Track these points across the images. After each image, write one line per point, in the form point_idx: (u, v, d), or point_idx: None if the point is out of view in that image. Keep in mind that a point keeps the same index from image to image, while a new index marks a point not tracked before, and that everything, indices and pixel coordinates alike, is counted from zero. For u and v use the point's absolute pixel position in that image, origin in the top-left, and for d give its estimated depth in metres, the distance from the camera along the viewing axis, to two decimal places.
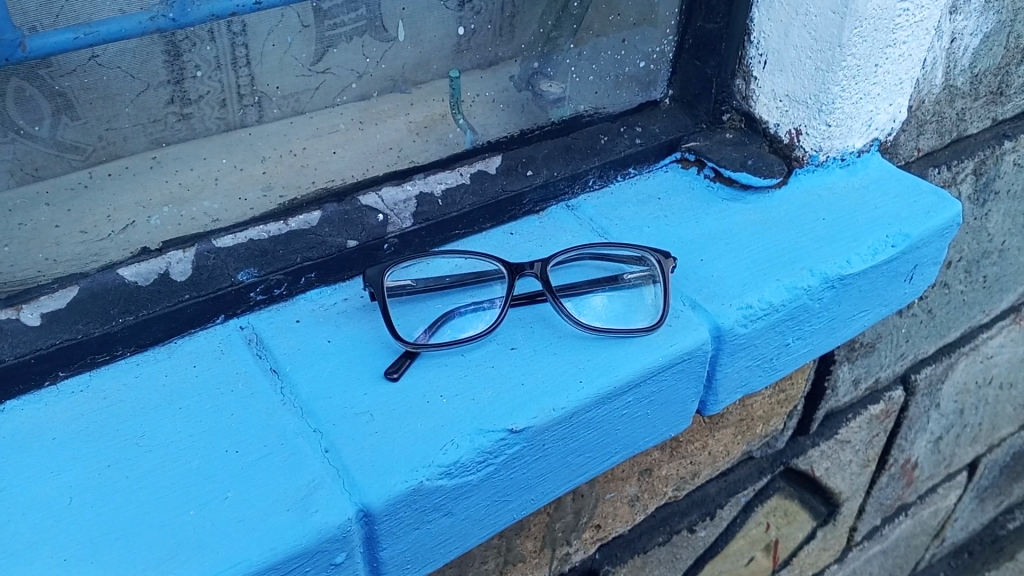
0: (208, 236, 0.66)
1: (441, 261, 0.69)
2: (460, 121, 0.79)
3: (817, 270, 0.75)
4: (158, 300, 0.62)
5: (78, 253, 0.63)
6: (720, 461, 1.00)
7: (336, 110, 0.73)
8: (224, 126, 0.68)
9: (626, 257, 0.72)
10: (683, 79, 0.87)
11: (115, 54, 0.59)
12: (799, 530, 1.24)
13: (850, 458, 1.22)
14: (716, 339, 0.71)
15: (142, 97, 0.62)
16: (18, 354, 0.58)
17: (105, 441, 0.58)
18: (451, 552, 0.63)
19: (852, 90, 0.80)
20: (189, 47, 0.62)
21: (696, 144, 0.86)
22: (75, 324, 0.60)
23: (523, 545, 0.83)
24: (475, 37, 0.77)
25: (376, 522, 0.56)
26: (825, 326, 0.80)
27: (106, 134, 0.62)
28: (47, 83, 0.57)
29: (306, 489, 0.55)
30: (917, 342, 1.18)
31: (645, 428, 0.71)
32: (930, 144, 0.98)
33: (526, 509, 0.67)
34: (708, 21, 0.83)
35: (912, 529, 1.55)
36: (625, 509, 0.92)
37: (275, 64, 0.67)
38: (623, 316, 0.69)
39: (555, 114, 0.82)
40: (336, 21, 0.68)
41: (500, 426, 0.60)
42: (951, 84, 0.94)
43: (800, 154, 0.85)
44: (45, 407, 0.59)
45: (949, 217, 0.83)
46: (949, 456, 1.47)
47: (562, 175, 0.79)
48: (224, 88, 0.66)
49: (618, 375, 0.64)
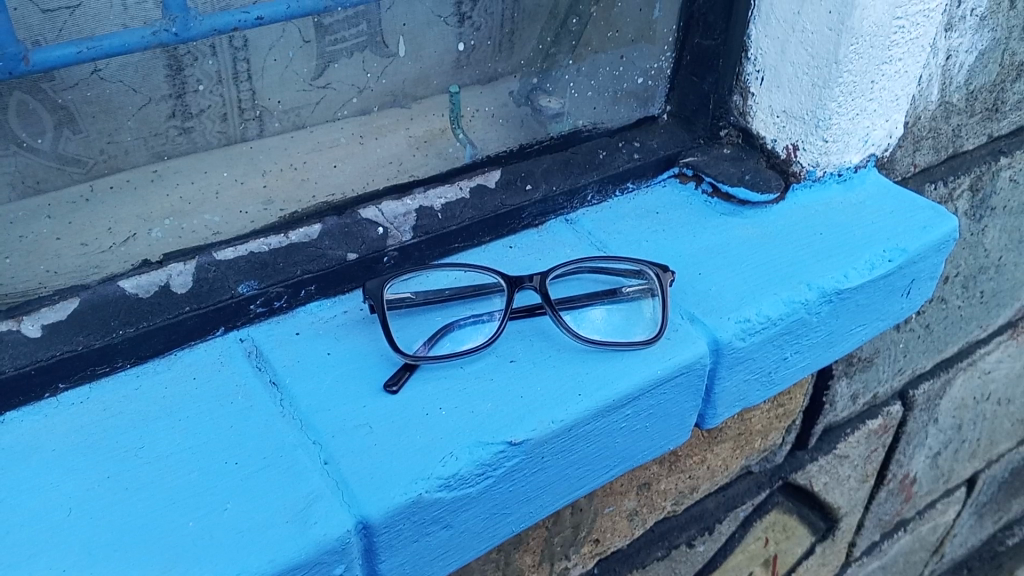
0: (210, 249, 0.67)
1: (440, 274, 0.70)
2: (460, 136, 0.79)
3: (814, 284, 0.75)
4: (158, 312, 0.63)
5: (79, 265, 0.63)
6: (718, 476, 1.00)
7: (337, 124, 0.73)
8: (224, 140, 0.68)
9: (625, 271, 0.72)
10: (681, 95, 0.88)
11: (118, 68, 0.59)
12: (798, 546, 1.24)
13: (848, 473, 1.22)
14: (715, 353, 0.71)
15: (144, 111, 0.62)
16: (20, 365, 0.58)
17: (106, 452, 0.58)
18: (449, 565, 0.63)
19: (849, 106, 0.81)
20: (191, 62, 0.62)
21: (693, 159, 0.87)
22: (76, 335, 0.60)
23: (521, 560, 0.83)
24: (475, 53, 0.77)
25: (375, 535, 0.56)
26: (823, 340, 0.81)
27: (108, 148, 0.62)
28: (51, 96, 0.58)
29: (305, 501, 0.55)
30: (914, 357, 1.18)
31: (644, 442, 0.71)
32: (927, 159, 0.98)
33: (525, 522, 0.67)
34: (705, 38, 0.84)
35: (910, 545, 1.55)
36: (623, 524, 0.92)
37: (276, 79, 0.67)
38: (621, 329, 0.69)
39: (554, 129, 0.83)
40: (337, 36, 0.68)
41: (499, 438, 0.60)
42: (947, 100, 0.94)
43: (798, 169, 0.85)
44: (45, 419, 0.59)
45: (946, 232, 0.83)
46: (948, 471, 1.47)
47: (560, 189, 0.80)
48: (225, 102, 0.66)
49: (617, 388, 0.65)
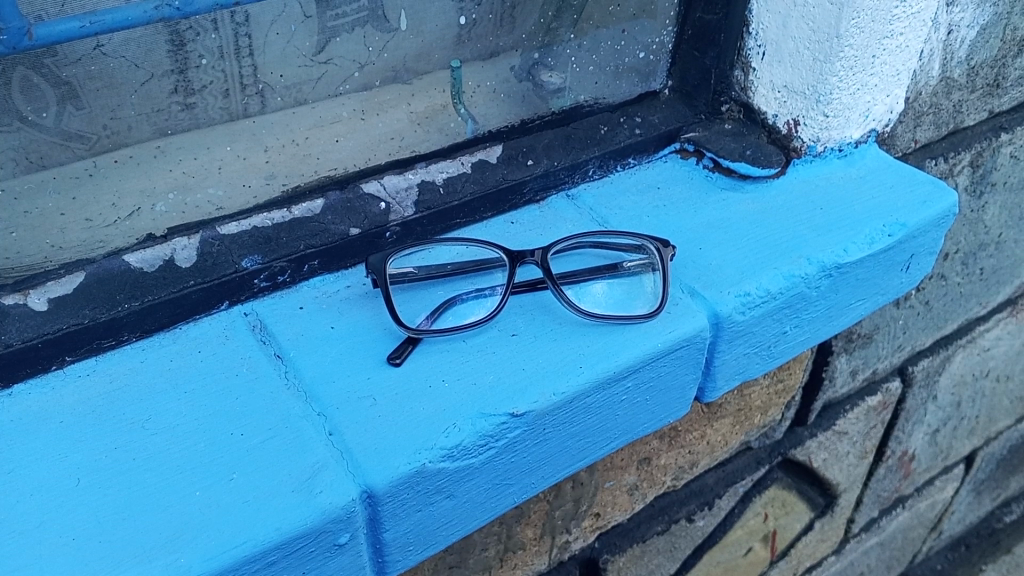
0: (213, 223, 0.67)
1: (443, 249, 0.70)
2: (462, 111, 0.79)
3: (814, 258, 0.76)
4: (164, 286, 0.63)
5: (85, 239, 0.63)
6: (718, 451, 1.01)
7: (339, 100, 0.73)
8: (227, 116, 0.68)
9: (626, 246, 0.72)
10: (683, 69, 0.88)
11: (120, 43, 0.60)
12: (796, 521, 1.25)
13: (847, 449, 1.23)
14: (714, 327, 0.71)
15: (147, 86, 0.63)
16: (27, 337, 0.58)
17: (115, 423, 0.58)
18: (452, 535, 0.64)
19: (849, 81, 0.81)
20: (193, 37, 0.63)
21: (694, 134, 0.87)
22: (82, 308, 0.60)
23: (522, 533, 0.84)
24: (476, 28, 0.77)
25: (379, 504, 0.57)
26: (823, 314, 0.81)
27: (111, 123, 0.63)
28: (53, 72, 0.58)
29: (311, 470, 0.56)
30: (914, 334, 1.19)
31: (644, 414, 0.72)
32: (927, 135, 0.98)
33: (527, 493, 0.68)
34: (707, 13, 0.84)
35: (909, 522, 1.56)
36: (624, 498, 0.93)
37: (278, 54, 0.68)
38: (622, 303, 0.69)
39: (556, 105, 0.83)
40: (339, 11, 0.68)
41: (501, 410, 0.60)
42: (948, 76, 0.94)
43: (798, 144, 0.85)
44: (53, 392, 0.60)
45: (946, 207, 0.84)
46: (946, 448, 1.48)
47: (562, 164, 0.80)
48: (227, 77, 0.66)
49: (618, 360, 0.65)
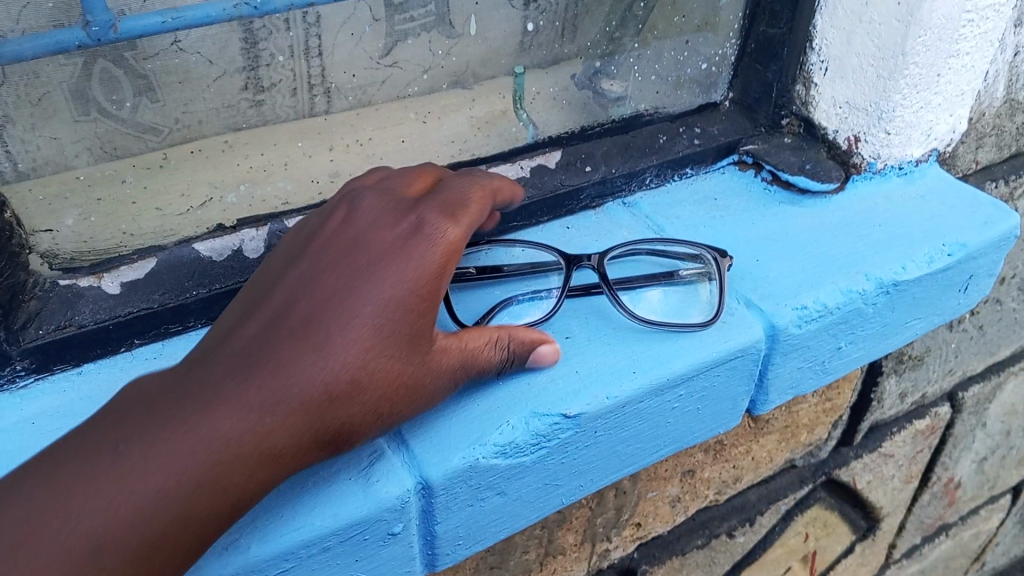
0: (281, 216, 0.68)
1: (502, 250, 0.72)
2: (522, 116, 0.82)
3: (873, 274, 0.75)
4: (230, 275, 0.64)
5: (156, 227, 0.65)
6: (762, 467, 1.00)
7: (404, 102, 0.81)
8: (296, 114, 0.75)
9: (682, 254, 0.73)
10: (744, 82, 0.88)
11: (196, 41, 0.66)
12: (837, 543, 1.23)
13: (892, 473, 1.21)
14: (770, 339, 0.71)
15: (219, 82, 0.69)
16: (98, 319, 0.60)
17: (413, 262, 0.55)
18: (501, 531, 0.65)
19: (913, 99, 0.80)
20: (266, 36, 0.69)
21: (755, 146, 0.87)
22: (152, 293, 0.62)
23: (563, 538, 0.84)
24: (539, 36, 0.84)
25: (434, 496, 0.58)
26: (877, 332, 0.80)
27: (182, 118, 0.69)
28: (134, 65, 0.65)
29: (369, 459, 0.58)
30: (966, 358, 1.17)
31: (695, 423, 0.72)
32: (988, 157, 0.97)
33: (576, 495, 0.68)
34: (771, 27, 0.83)
35: (952, 550, 1.53)
36: (666, 510, 0.92)
37: (345, 57, 0.75)
38: (678, 311, 0.70)
39: (615, 112, 0.84)
40: (409, 15, 0.76)
41: (555, 410, 0.61)
42: (1013, 98, 0.93)
43: (858, 160, 0.85)
44: (328, 214, 0.61)
45: (1008, 228, 0.83)
46: (994, 477, 1.45)
47: (620, 172, 0.80)
48: (296, 76, 0.73)
49: (671, 368, 0.65)
